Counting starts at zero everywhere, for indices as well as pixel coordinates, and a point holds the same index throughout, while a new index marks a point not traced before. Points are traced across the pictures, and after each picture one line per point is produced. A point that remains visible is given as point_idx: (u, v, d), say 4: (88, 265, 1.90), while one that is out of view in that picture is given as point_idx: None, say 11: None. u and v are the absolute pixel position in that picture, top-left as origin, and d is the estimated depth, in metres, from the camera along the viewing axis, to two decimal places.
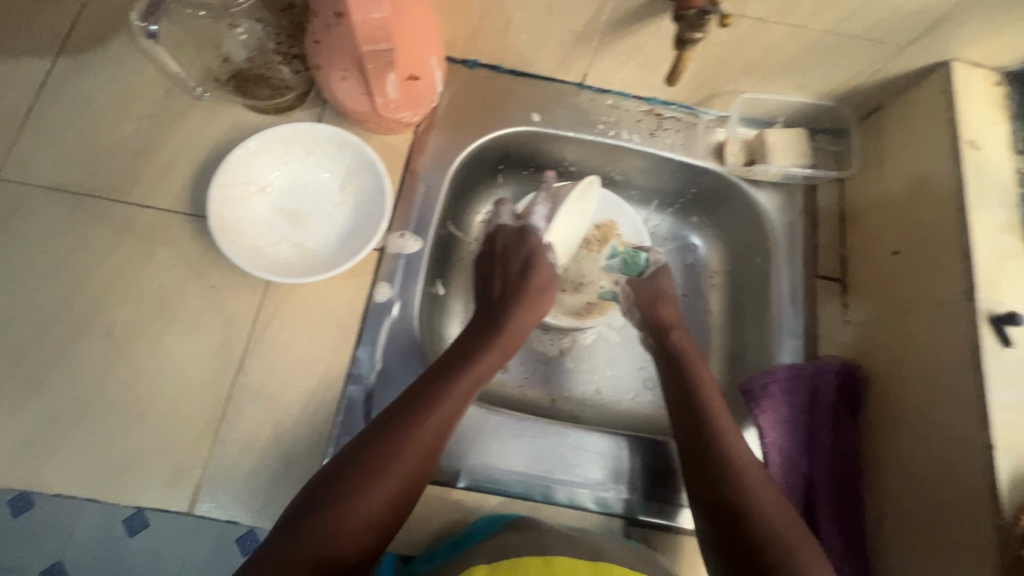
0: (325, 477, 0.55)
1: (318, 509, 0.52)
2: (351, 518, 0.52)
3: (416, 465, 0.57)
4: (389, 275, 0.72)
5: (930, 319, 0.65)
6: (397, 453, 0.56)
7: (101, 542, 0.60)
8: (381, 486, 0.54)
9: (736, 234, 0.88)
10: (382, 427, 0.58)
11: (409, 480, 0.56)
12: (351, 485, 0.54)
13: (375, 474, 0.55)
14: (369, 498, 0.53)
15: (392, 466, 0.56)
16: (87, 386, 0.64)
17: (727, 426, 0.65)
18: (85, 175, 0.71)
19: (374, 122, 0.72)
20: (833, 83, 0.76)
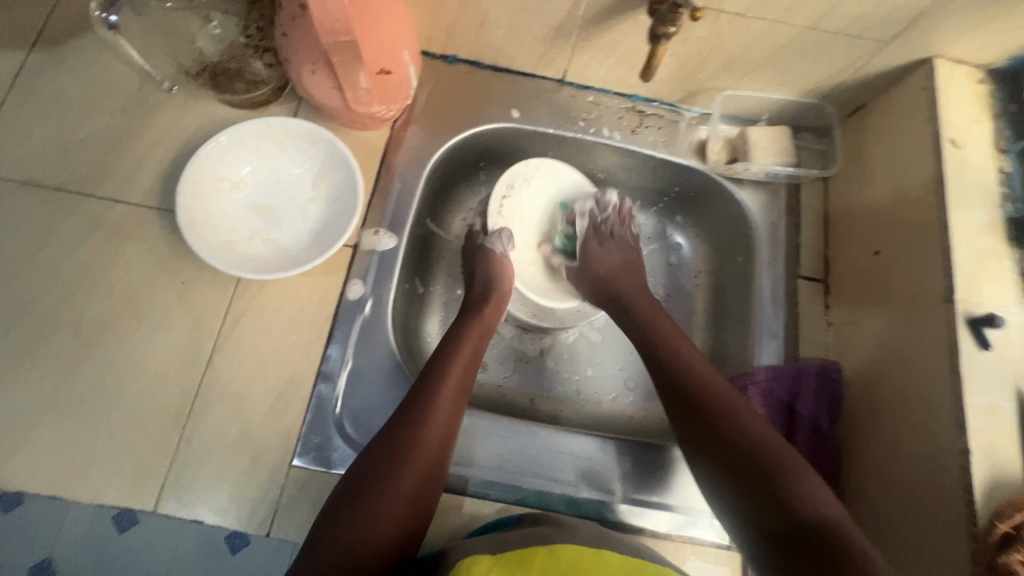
0: (341, 492, 0.55)
1: (338, 525, 0.52)
2: (375, 524, 0.52)
3: (426, 464, 0.57)
4: (362, 272, 0.71)
5: (909, 320, 0.64)
6: (405, 458, 0.56)
7: (88, 542, 0.59)
8: (395, 490, 0.54)
9: (720, 233, 0.87)
10: (382, 440, 0.58)
11: (418, 483, 0.56)
12: (366, 496, 0.54)
13: (388, 482, 0.55)
14: (386, 504, 0.54)
15: (401, 470, 0.56)
16: (54, 381, 0.63)
17: (716, 388, 0.62)
18: (55, 169, 0.70)
19: (348, 117, 0.71)
20: (816, 80, 0.75)
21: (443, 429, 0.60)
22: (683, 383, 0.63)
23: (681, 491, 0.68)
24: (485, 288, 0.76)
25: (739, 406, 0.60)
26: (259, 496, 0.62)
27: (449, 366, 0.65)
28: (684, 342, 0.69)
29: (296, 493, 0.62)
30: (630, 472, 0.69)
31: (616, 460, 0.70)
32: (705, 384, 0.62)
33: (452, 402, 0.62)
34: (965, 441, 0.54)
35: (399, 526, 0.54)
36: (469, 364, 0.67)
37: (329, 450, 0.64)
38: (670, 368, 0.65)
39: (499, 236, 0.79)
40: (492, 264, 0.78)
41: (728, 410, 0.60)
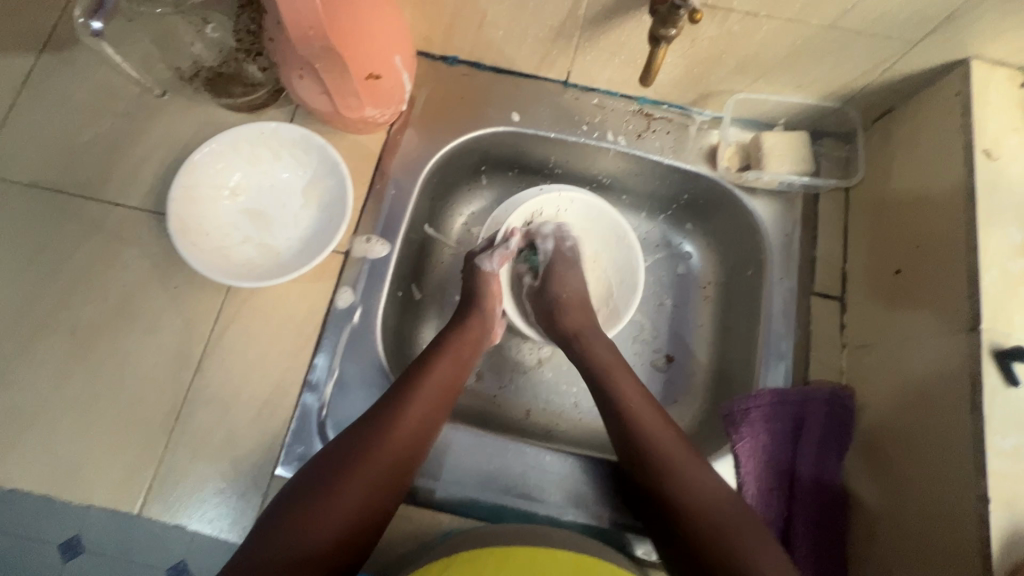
0: (293, 491, 0.54)
1: (286, 525, 0.51)
2: (319, 531, 0.51)
3: (383, 475, 0.56)
4: (352, 280, 0.70)
5: (930, 348, 0.59)
6: (360, 467, 0.55)
7: (109, 529, 0.62)
8: (346, 497, 0.53)
9: (731, 243, 0.83)
10: (342, 443, 0.57)
11: (379, 485, 0.56)
12: (317, 499, 0.53)
13: (340, 487, 0.54)
14: (336, 511, 0.53)
15: (355, 476, 0.55)
16: (51, 382, 0.65)
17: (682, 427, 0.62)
18: (58, 172, 0.71)
19: (342, 122, 0.70)
20: (838, 82, 0.69)
21: (410, 443, 0.58)
22: (640, 446, 0.59)
23: None
24: (472, 302, 0.73)
25: (728, 481, 0.57)
26: (242, 504, 0.62)
27: (426, 376, 0.63)
28: (643, 399, 0.63)
29: None
30: (621, 495, 0.66)
31: (606, 482, 0.67)
32: (654, 437, 0.59)
33: (424, 415, 0.60)
34: (983, 487, 0.49)
35: (345, 536, 0.52)
36: (449, 378, 0.65)
37: None
38: (626, 423, 0.61)
39: (490, 255, 0.74)
40: (483, 281, 0.74)
41: (686, 476, 0.57)
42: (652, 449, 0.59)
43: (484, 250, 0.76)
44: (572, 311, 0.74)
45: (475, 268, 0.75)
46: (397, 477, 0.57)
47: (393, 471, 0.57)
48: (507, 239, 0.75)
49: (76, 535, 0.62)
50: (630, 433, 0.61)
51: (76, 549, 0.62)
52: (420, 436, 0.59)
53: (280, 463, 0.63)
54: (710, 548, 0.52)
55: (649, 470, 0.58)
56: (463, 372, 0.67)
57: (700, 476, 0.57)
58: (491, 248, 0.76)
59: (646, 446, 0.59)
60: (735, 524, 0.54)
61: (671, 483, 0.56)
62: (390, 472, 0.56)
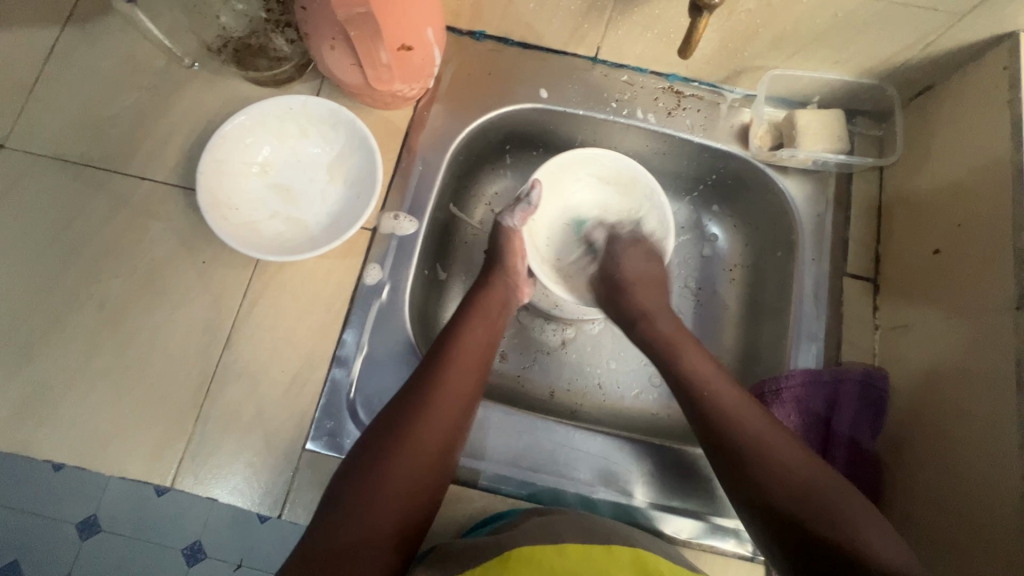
0: (342, 473, 0.54)
1: (343, 508, 0.51)
2: (377, 510, 0.52)
3: (425, 459, 0.55)
4: (380, 257, 0.69)
5: (972, 328, 0.58)
6: (407, 444, 0.55)
7: (140, 507, 0.62)
8: (399, 475, 0.53)
9: (759, 223, 0.81)
10: (384, 420, 0.56)
11: (425, 462, 0.55)
12: (368, 479, 0.53)
13: (387, 469, 0.53)
14: (391, 489, 0.53)
15: (405, 453, 0.54)
16: (81, 354, 0.65)
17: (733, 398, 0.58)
18: (84, 145, 0.71)
19: (370, 97, 0.69)
20: (878, 57, 0.68)
21: (448, 423, 0.58)
22: (723, 425, 0.56)
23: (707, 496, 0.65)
24: (495, 260, 0.72)
25: (784, 449, 0.54)
26: (272, 478, 0.62)
27: (459, 346, 0.63)
28: (714, 368, 0.62)
29: (308, 477, 0.62)
30: (651, 473, 0.66)
31: (636, 461, 0.67)
32: (736, 411, 0.57)
33: (463, 388, 0.60)
34: None
35: (402, 515, 0.53)
36: (482, 347, 0.65)
37: (342, 436, 0.63)
38: (699, 398, 0.59)
39: (512, 211, 0.73)
40: (508, 237, 0.73)
41: (775, 452, 0.54)
42: (732, 425, 0.56)
43: (506, 208, 0.75)
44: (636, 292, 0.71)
45: (498, 224, 0.75)
46: (445, 452, 0.57)
47: (441, 447, 0.56)
48: (528, 192, 0.74)
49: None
50: (708, 407, 0.58)
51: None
52: (459, 407, 0.59)
53: (310, 438, 0.63)
54: (803, 519, 0.50)
55: (731, 449, 0.55)
56: (493, 339, 0.67)
57: (785, 446, 0.54)
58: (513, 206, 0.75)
59: (722, 421, 0.57)
60: (837, 494, 0.51)
61: (757, 456, 0.54)
62: (438, 449, 0.56)
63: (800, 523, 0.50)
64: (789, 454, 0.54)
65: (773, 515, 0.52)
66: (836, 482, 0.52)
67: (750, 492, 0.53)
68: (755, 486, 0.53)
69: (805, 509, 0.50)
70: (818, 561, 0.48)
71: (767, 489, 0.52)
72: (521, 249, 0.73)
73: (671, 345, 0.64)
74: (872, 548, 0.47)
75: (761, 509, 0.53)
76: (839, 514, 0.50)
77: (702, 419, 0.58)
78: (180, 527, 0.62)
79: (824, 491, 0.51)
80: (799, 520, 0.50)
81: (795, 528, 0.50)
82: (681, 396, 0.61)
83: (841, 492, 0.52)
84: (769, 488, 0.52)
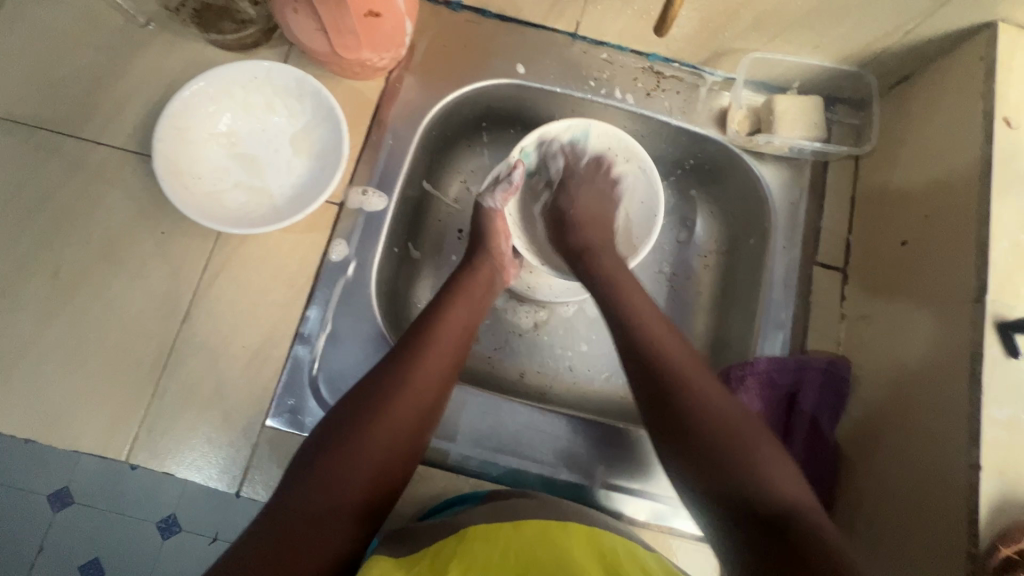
0: (309, 449, 0.53)
1: (310, 484, 0.50)
2: (346, 488, 0.51)
3: (402, 434, 0.55)
4: (347, 232, 0.68)
5: (933, 319, 0.58)
6: (381, 423, 0.54)
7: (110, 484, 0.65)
8: (369, 452, 0.52)
9: (735, 210, 0.81)
10: (356, 399, 0.55)
11: (402, 438, 0.55)
12: (339, 455, 0.52)
13: (359, 445, 0.52)
14: (361, 465, 0.52)
15: (378, 432, 0.53)
16: (33, 324, 0.63)
17: (669, 345, 0.56)
18: (36, 105, 0.67)
19: (338, 65, 0.67)
20: (858, 43, 0.67)
21: (425, 397, 0.57)
22: (653, 359, 0.54)
23: (666, 478, 0.66)
24: (479, 242, 0.72)
25: (712, 392, 0.52)
26: (231, 453, 0.61)
27: (440, 329, 0.62)
28: (655, 315, 0.59)
29: (267, 455, 0.61)
30: (614, 454, 0.67)
31: (600, 444, 0.67)
32: (673, 359, 0.54)
33: (440, 366, 0.59)
34: (976, 455, 0.49)
35: (371, 493, 0.52)
36: (462, 325, 0.64)
37: (303, 413, 0.62)
38: (644, 346, 0.56)
39: (492, 191, 0.72)
40: (490, 219, 0.73)
41: (701, 389, 0.52)
42: (660, 356, 0.54)
43: (488, 188, 0.74)
44: (589, 229, 0.72)
45: (480, 207, 0.74)
46: (418, 432, 0.56)
47: (415, 428, 0.56)
48: (511, 172, 0.72)
49: (66, 486, 0.67)
50: (637, 346, 0.56)
51: (76, 500, 0.67)
52: (434, 387, 0.58)
53: (270, 415, 0.62)
54: (719, 466, 0.48)
55: (656, 381, 0.53)
56: (475, 321, 0.66)
57: (713, 386, 0.52)
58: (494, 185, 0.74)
59: (653, 357, 0.54)
60: (754, 434, 0.50)
61: (679, 391, 0.52)
62: (413, 428, 0.56)
63: (720, 472, 0.48)
64: (709, 390, 0.52)
65: (683, 448, 0.50)
66: (747, 416, 0.51)
67: (666, 423, 0.51)
68: (676, 415, 0.51)
69: (712, 451, 0.48)
70: (728, 509, 0.46)
71: (689, 418, 0.50)
72: (504, 229, 0.73)
73: (611, 285, 0.63)
74: (768, 484, 0.46)
75: (672, 444, 0.51)
76: (753, 463, 0.47)
77: (633, 350, 0.56)
78: (145, 502, 0.66)
79: (741, 437, 0.49)
80: (706, 453, 0.49)
81: (708, 462, 0.48)
82: (616, 332, 0.59)
83: (759, 430, 0.50)
84: (686, 419, 0.50)
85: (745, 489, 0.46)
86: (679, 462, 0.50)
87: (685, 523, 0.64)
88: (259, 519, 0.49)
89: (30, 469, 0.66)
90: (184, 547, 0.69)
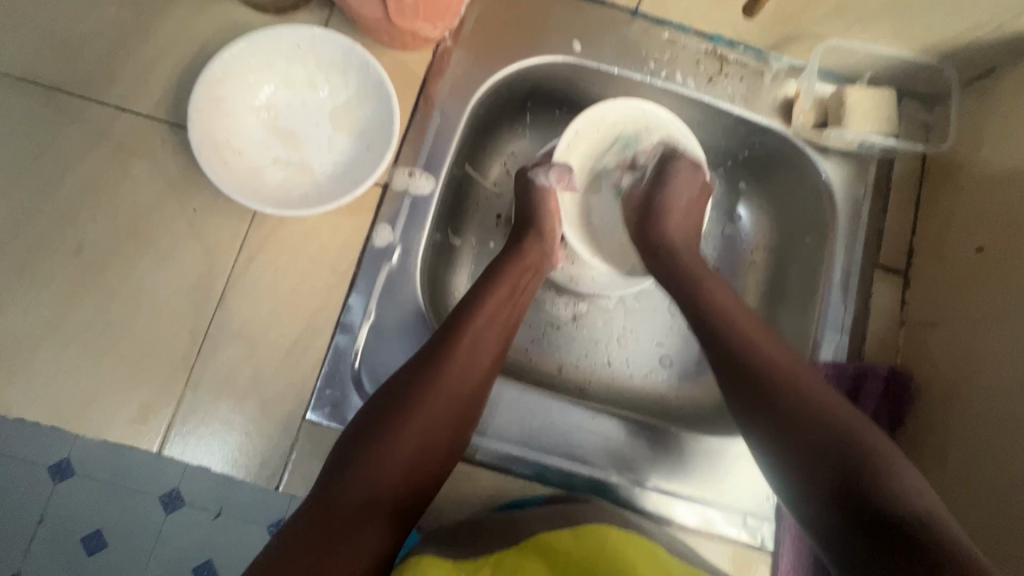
0: (350, 436, 0.51)
1: (348, 471, 0.48)
2: (383, 461, 0.49)
3: (448, 407, 0.53)
4: (391, 216, 0.63)
5: (1012, 333, 0.56)
6: (418, 408, 0.51)
7: (111, 460, 0.58)
8: (404, 440, 0.50)
9: (790, 205, 0.77)
10: (396, 384, 0.53)
11: (446, 410, 0.53)
12: (384, 426, 0.50)
13: (403, 416, 0.51)
14: (394, 453, 0.49)
15: (424, 402, 0.52)
16: (56, 304, 0.58)
17: (765, 342, 0.53)
18: (55, 64, 0.62)
19: (387, 34, 0.62)
20: (944, 34, 0.63)
21: (470, 369, 0.55)
22: (752, 373, 0.50)
23: (716, 484, 0.65)
24: (530, 221, 0.68)
25: (818, 392, 0.48)
26: (269, 447, 0.58)
27: (487, 300, 0.59)
28: (747, 311, 0.56)
29: (307, 449, 0.58)
30: (662, 457, 0.65)
31: (650, 447, 0.65)
32: (766, 357, 0.51)
33: (487, 335, 0.57)
34: None
35: (406, 484, 0.50)
36: (504, 308, 0.60)
37: (345, 407, 0.59)
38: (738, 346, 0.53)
39: (547, 169, 0.69)
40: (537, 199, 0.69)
41: (804, 390, 0.48)
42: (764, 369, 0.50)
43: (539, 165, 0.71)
44: (675, 221, 0.66)
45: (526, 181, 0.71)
46: (458, 422, 0.54)
47: (451, 414, 0.53)
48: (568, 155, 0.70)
49: (68, 457, 0.58)
50: (738, 360, 0.52)
51: (67, 470, 0.59)
52: (474, 378, 0.55)
53: (310, 407, 0.59)
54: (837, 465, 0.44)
55: (759, 399, 0.49)
56: (517, 310, 0.62)
57: (816, 387, 0.48)
58: (547, 163, 0.71)
59: (757, 374, 0.50)
60: (892, 453, 0.44)
61: (790, 407, 0.47)
62: (459, 402, 0.54)
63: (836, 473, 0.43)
64: (815, 391, 0.48)
65: (804, 463, 0.45)
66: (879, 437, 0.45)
67: (778, 442, 0.47)
68: (789, 434, 0.47)
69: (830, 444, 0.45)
70: (850, 518, 0.41)
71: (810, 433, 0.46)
72: (556, 209, 0.69)
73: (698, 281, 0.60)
74: (903, 493, 0.41)
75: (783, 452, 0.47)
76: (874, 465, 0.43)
77: (733, 364, 0.52)
78: (150, 476, 0.59)
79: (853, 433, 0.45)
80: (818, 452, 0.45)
81: (830, 475, 0.43)
82: (710, 348, 0.55)
83: (879, 437, 0.45)
84: (800, 443, 0.46)
85: (877, 507, 0.40)
86: (796, 481, 0.45)
87: (736, 530, 0.64)
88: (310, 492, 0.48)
89: (19, 439, 0.58)
90: (190, 523, 0.60)
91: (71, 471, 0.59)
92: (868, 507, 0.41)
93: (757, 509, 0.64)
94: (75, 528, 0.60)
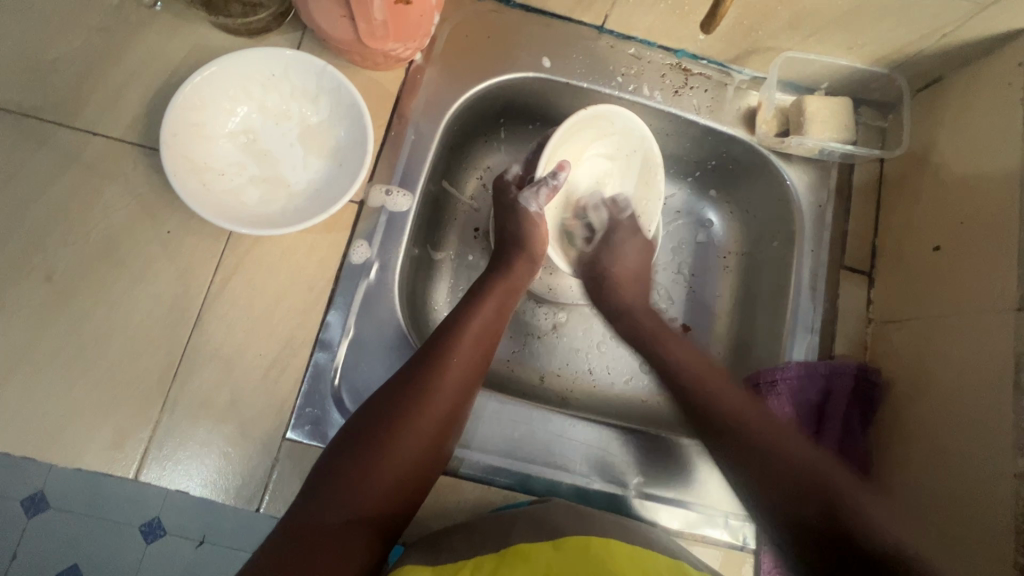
0: (330, 460, 0.50)
1: (330, 492, 0.48)
2: (364, 496, 0.49)
3: (426, 438, 0.52)
4: (368, 232, 0.64)
5: (969, 327, 0.59)
6: (405, 424, 0.52)
7: (88, 492, 0.56)
8: (393, 456, 0.50)
9: (759, 211, 0.80)
10: (371, 414, 0.52)
11: (427, 441, 0.53)
12: (360, 462, 0.49)
13: (382, 451, 0.50)
14: (383, 471, 0.50)
15: (405, 434, 0.51)
16: (27, 331, 0.57)
17: (745, 404, 0.61)
18: (23, 90, 0.62)
19: (359, 54, 0.63)
20: (893, 46, 0.66)
21: (449, 400, 0.54)
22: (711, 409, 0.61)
23: (698, 486, 0.66)
24: (513, 239, 0.68)
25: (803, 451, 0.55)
26: (249, 467, 0.58)
27: (464, 331, 0.59)
28: (715, 374, 0.65)
29: (289, 469, 0.58)
30: (643, 462, 0.66)
31: (632, 451, 0.66)
32: (745, 413, 0.59)
33: (468, 366, 0.57)
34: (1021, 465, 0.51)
35: (391, 500, 0.50)
36: (489, 327, 0.61)
37: (326, 425, 0.59)
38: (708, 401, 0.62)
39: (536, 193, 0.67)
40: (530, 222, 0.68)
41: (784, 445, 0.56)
42: (745, 420, 0.59)
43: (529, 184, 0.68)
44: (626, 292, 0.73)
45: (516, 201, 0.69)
46: (445, 436, 0.54)
47: (441, 430, 0.54)
48: (556, 174, 0.67)
49: (42, 489, 0.56)
50: (708, 405, 0.61)
51: (41, 504, 0.56)
52: (460, 396, 0.55)
53: (291, 426, 0.59)
54: (806, 498, 0.52)
55: (739, 432, 0.58)
56: (499, 328, 0.62)
57: (794, 440, 0.57)
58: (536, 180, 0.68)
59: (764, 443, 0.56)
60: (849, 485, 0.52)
61: (766, 440, 0.57)
62: (439, 431, 0.54)
63: (804, 500, 0.52)
64: (794, 441, 0.56)
65: (766, 481, 0.55)
66: (824, 460, 0.55)
67: (752, 463, 0.56)
68: (755, 462, 0.56)
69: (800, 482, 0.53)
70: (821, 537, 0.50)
71: (760, 468, 0.55)
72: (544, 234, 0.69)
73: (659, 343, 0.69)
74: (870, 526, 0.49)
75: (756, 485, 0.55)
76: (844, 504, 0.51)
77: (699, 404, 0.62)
78: (129, 507, 0.57)
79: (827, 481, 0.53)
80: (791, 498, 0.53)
81: (784, 492, 0.53)
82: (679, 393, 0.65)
83: (840, 476, 0.53)
84: (763, 468, 0.55)
85: (833, 522, 0.50)
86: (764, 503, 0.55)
87: (719, 531, 0.64)
88: (284, 524, 0.47)
89: None
90: (168, 558, 0.57)
91: (44, 504, 0.56)
92: (823, 521, 0.50)
93: (737, 509, 0.65)
94: (48, 566, 0.57)
